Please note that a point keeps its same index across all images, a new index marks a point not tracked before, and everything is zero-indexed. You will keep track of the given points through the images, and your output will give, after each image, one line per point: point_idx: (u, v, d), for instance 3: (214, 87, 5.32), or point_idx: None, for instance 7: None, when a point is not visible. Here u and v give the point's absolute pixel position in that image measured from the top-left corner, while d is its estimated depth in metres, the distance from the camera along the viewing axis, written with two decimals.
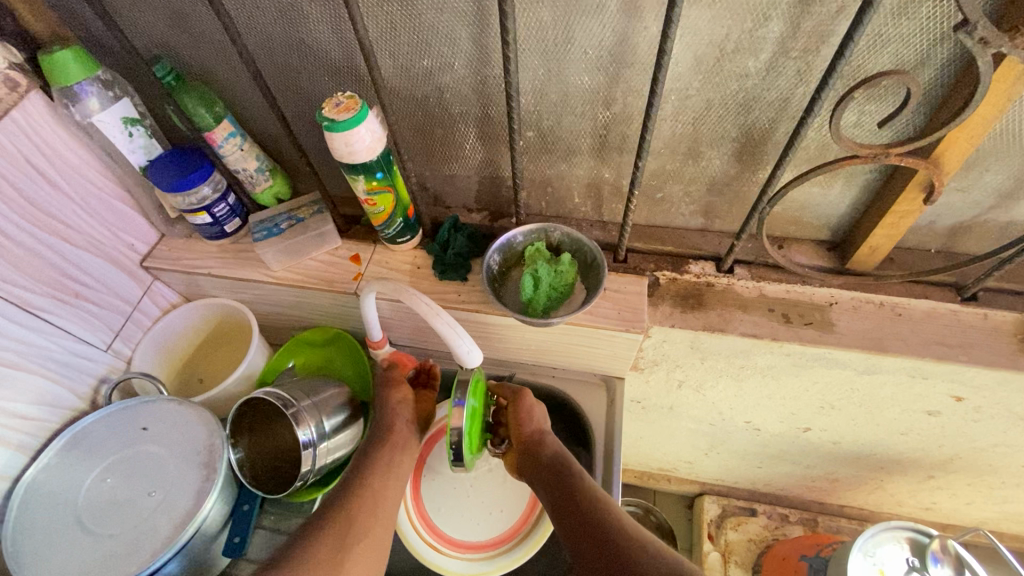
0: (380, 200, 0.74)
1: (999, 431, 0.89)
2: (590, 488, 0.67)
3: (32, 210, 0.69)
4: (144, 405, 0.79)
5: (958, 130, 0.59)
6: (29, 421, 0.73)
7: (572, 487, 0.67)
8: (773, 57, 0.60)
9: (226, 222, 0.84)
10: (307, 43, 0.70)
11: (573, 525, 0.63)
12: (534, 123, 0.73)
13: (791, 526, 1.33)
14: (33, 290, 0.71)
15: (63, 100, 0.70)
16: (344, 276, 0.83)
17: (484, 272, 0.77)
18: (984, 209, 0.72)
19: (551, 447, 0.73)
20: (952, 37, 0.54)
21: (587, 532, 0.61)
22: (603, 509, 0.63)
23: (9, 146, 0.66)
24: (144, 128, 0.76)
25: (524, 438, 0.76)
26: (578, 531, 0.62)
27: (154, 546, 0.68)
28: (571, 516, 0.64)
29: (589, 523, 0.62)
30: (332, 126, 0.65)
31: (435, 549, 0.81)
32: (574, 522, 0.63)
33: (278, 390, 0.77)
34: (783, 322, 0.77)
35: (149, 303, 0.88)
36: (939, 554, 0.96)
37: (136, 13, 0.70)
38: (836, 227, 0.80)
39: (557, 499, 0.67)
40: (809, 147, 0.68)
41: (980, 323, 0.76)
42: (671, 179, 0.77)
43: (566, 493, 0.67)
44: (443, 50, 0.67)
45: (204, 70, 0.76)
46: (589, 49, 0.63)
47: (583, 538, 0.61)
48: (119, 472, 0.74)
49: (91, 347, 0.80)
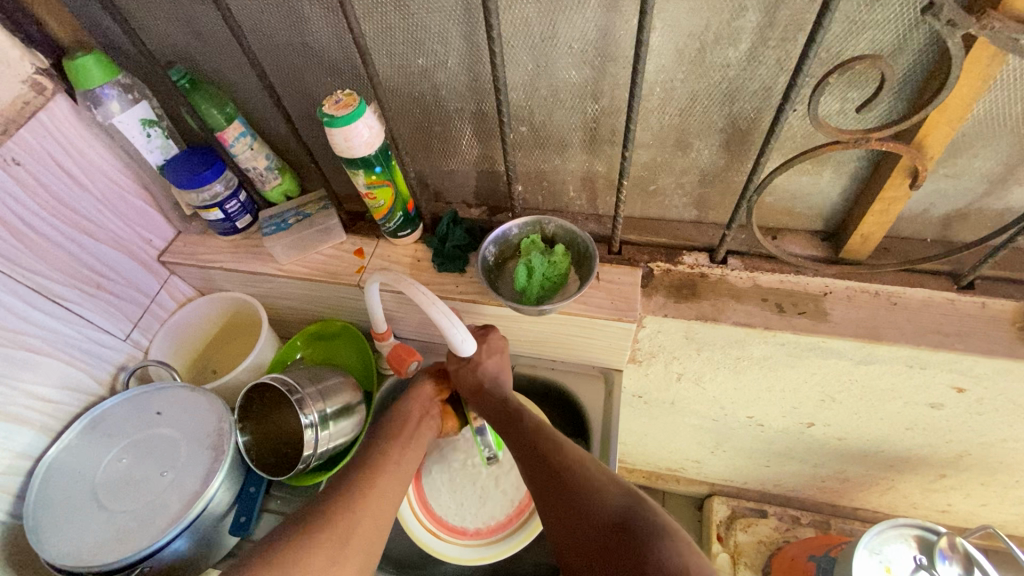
0: (380, 194, 0.77)
1: (1007, 424, 0.87)
2: (540, 424, 0.69)
3: (57, 206, 0.74)
4: (159, 391, 0.83)
5: (936, 114, 0.60)
6: (52, 405, 0.77)
7: (522, 425, 0.70)
8: (752, 46, 0.62)
9: (238, 218, 0.88)
10: (311, 46, 0.74)
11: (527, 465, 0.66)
12: (526, 117, 0.76)
13: (802, 528, 1.31)
14: (59, 280, 0.76)
15: (86, 102, 0.75)
16: (348, 269, 0.87)
17: (479, 262, 0.79)
18: (977, 196, 0.72)
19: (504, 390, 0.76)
20: (925, 22, 0.55)
21: (539, 467, 0.64)
22: (554, 445, 0.66)
23: (35, 144, 0.71)
24: (161, 129, 0.81)
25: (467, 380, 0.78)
26: (532, 468, 0.65)
27: (166, 521, 0.72)
28: (526, 457, 0.67)
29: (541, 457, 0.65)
30: (330, 122, 0.68)
31: (433, 534, 0.83)
32: (531, 459, 0.66)
33: (284, 376, 0.80)
34: (776, 312, 0.78)
35: (166, 296, 0.93)
36: (947, 551, 0.95)
37: (152, 20, 0.76)
38: (829, 217, 0.80)
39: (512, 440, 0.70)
40: (795, 135, 0.70)
41: (978, 312, 0.76)
42: (662, 171, 0.79)
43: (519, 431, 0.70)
44: (436, 49, 0.70)
45: (216, 73, 0.81)
46: (574, 43, 0.66)
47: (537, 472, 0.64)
48: (134, 453, 0.78)
49: (112, 336, 0.85)
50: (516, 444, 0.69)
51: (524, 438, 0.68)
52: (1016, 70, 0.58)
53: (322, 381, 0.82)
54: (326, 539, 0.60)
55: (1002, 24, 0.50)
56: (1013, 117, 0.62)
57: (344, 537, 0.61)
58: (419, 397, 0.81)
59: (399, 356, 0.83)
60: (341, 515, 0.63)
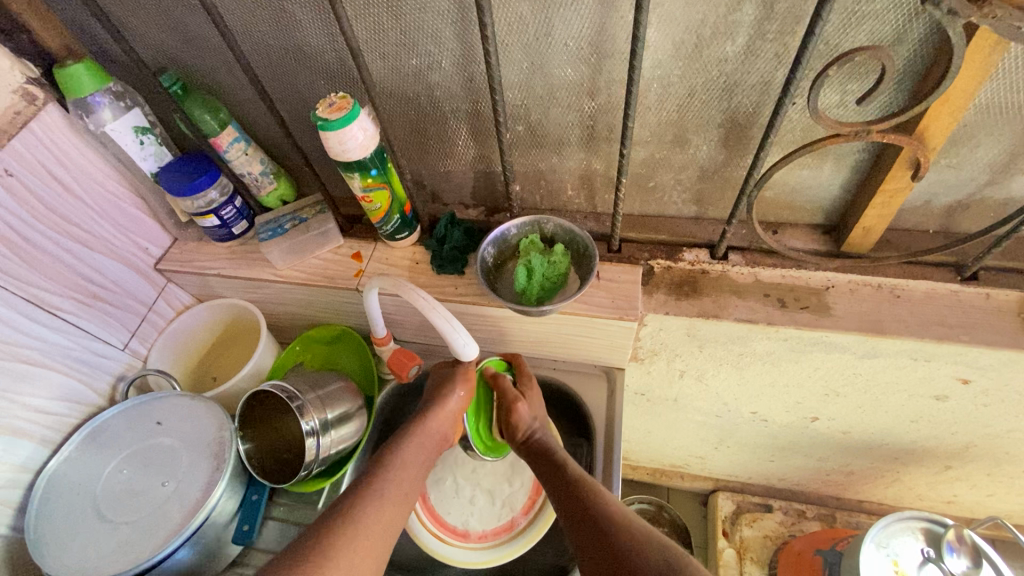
0: (376, 197, 0.76)
1: (1013, 415, 0.87)
2: (587, 477, 0.69)
3: (51, 216, 0.74)
4: (158, 401, 0.82)
5: (938, 105, 0.59)
6: (51, 416, 0.77)
7: (567, 476, 0.70)
8: (750, 40, 0.61)
9: (234, 224, 0.87)
10: (303, 49, 0.73)
11: (571, 516, 0.65)
12: (523, 117, 0.75)
13: (808, 522, 1.30)
14: (54, 291, 0.75)
15: (78, 111, 0.74)
16: (346, 273, 0.86)
17: (478, 265, 0.78)
18: (979, 186, 0.71)
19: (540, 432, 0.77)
20: (924, 12, 0.55)
21: (585, 521, 0.64)
22: (602, 501, 0.65)
23: (27, 154, 0.70)
24: (154, 136, 0.80)
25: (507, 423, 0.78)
26: (576, 523, 0.64)
27: (166, 533, 0.71)
28: (569, 510, 0.66)
29: (588, 511, 0.64)
30: (324, 125, 0.67)
31: (439, 539, 0.81)
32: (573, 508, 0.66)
33: (283, 383, 0.79)
34: (779, 307, 0.77)
35: (163, 304, 0.92)
36: (954, 544, 0.94)
37: (143, 25, 0.75)
38: (830, 210, 0.80)
39: (556, 490, 0.70)
40: (794, 129, 0.69)
41: (982, 303, 0.75)
42: (661, 167, 0.78)
43: (562, 483, 0.69)
44: (429, 49, 0.69)
45: (208, 79, 0.80)
46: (569, 41, 0.65)
47: (581, 526, 0.64)
48: (134, 463, 0.77)
49: (109, 346, 0.84)
50: (559, 497, 0.69)
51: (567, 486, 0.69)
52: (1017, 59, 0.57)
53: (323, 387, 0.81)
54: (355, 546, 0.60)
55: (1005, 11, 0.49)
56: (1015, 106, 0.61)
57: (360, 544, 0.60)
58: (448, 410, 0.76)
59: (399, 361, 0.83)
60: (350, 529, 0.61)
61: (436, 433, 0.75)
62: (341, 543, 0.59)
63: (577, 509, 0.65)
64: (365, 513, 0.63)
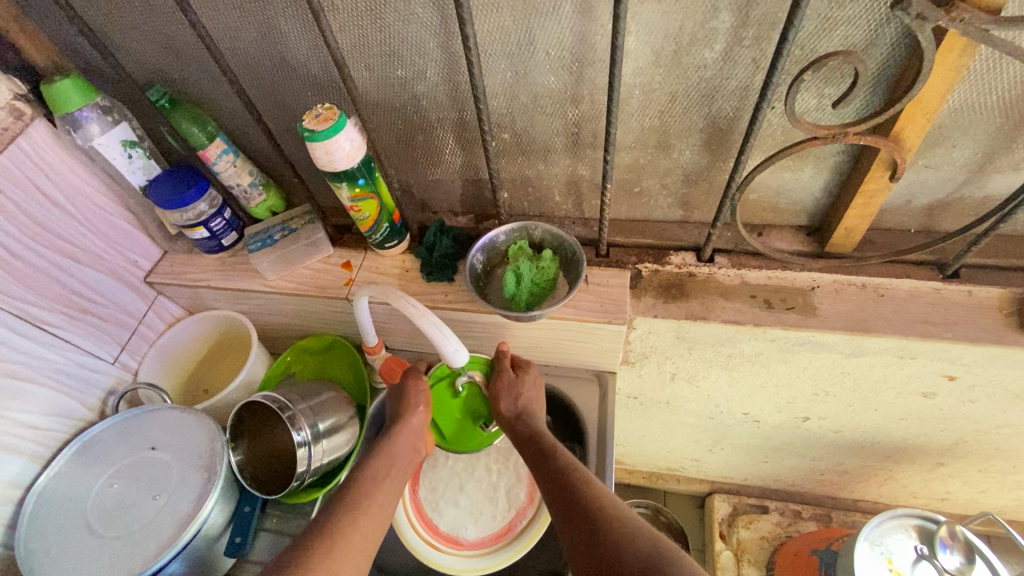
0: (364, 207, 0.77)
1: (1000, 410, 0.88)
2: (574, 463, 0.68)
3: (39, 231, 0.74)
4: (148, 415, 0.82)
5: (911, 108, 0.60)
6: (41, 432, 0.76)
7: (552, 464, 0.69)
8: (727, 46, 0.62)
9: (223, 236, 0.87)
10: (289, 61, 0.74)
11: (559, 510, 0.64)
12: (508, 124, 0.76)
13: (804, 522, 1.30)
14: (43, 305, 0.75)
15: (64, 126, 0.74)
16: (336, 283, 0.86)
17: (467, 272, 0.79)
18: (958, 185, 0.73)
19: (530, 419, 0.75)
20: (895, 17, 0.56)
21: (572, 512, 0.63)
22: (588, 487, 0.65)
23: (15, 170, 0.70)
24: (142, 150, 0.81)
25: (497, 406, 0.79)
26: (564, 511, 0.64)
27: (158, 546, 0.71)
28: (555, 498, 0.65)
29: (575, 501, 0.64)
30: (311, 136, 0.68)
31: (432, 546, 0.81)
32: (560, 497, 0.65)
33: (275, 394, 0.79)
34: (765, 308, 0.78)
35: (154, 317, 0.92)
36: (947, 541, 0.95)
37: (130, 40, 0.76)
38: (814, 212, 0.81)
39: (541, 477, 0.69)
40: (774, 133, 0.70)
41: (965, 300, 0.76)
42: (645, 172, 0.79)
43: (548, 473, 0.68)
44: (414, 59, 0.70)
45: (196, 92, 0.81)
46: (551, 50, 0.66)
47: (568, 513, 0.63)
48: (125, 477, 0.77)
49: (99, 360, 0.84)
50: (546, 482, 0.68)
51: (552, 474, 0.68)
52: (988, 60, 0.59)
53: (314, 398, 0.82)
54: (341, 555, 0.60)
55: (971, 15, 0.50)
56: (987, 107, 0.63)
57: (341, 552, 0.60)
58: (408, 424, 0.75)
59: (390, 367, 0.83)
60: (329, 539, 0.60)
61: (401, 449, 0.73)
62: (329, 549, 0.59)
63: (564, 500, 0.64)
64: (351, 520, 0.63)
